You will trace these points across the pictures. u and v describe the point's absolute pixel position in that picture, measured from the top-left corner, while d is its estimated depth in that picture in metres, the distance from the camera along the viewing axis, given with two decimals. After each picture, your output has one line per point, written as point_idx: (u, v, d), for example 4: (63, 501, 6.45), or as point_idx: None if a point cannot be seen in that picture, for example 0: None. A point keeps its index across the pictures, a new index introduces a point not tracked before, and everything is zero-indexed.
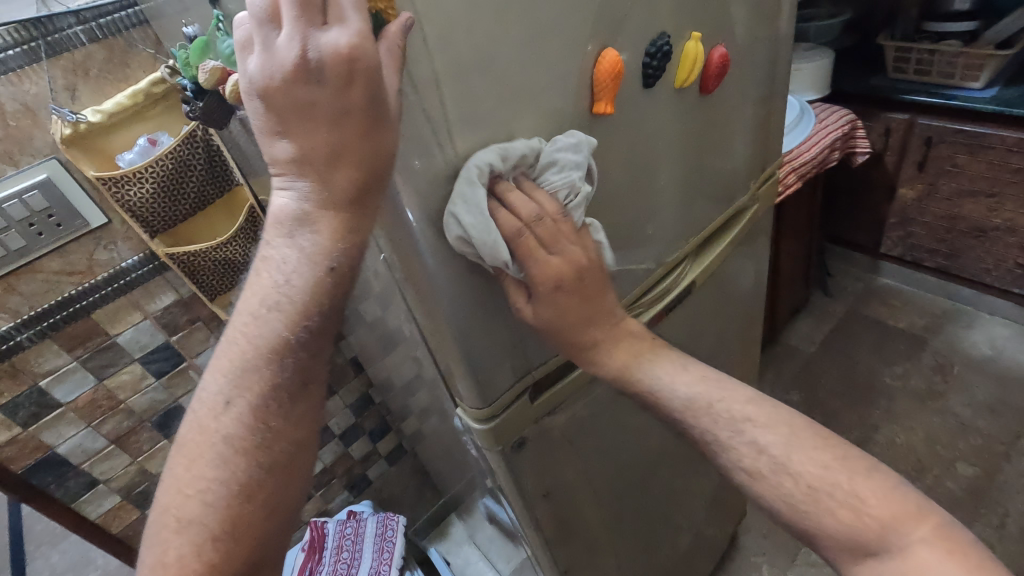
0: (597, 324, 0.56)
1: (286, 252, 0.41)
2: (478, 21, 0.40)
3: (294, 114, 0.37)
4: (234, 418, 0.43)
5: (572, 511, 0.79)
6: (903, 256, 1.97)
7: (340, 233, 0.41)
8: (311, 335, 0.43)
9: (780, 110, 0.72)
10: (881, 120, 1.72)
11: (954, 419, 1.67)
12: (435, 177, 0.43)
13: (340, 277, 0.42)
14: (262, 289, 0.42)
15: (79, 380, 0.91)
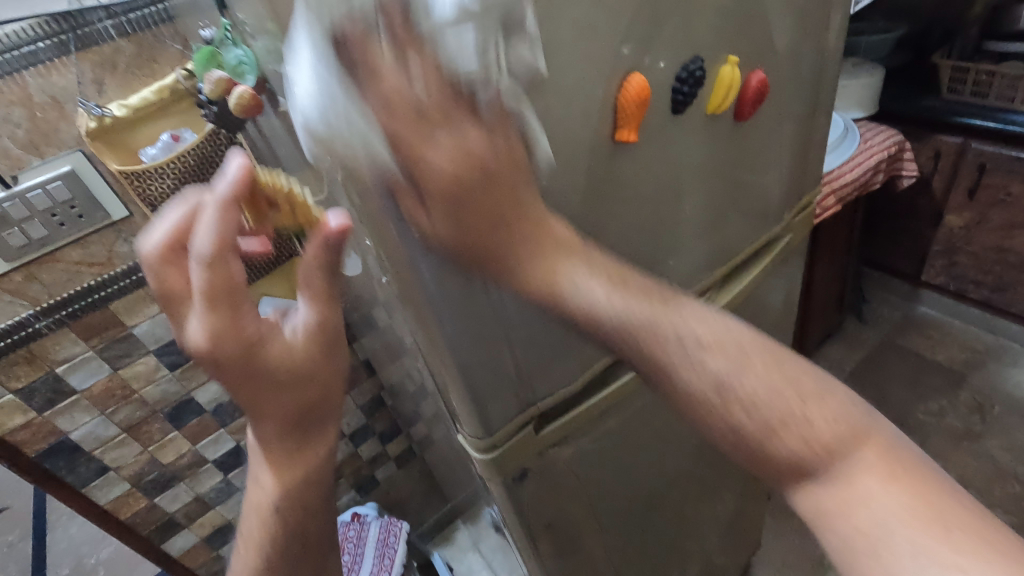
0: (522, 232, 0.42)
1: (259, 472, 0.53)
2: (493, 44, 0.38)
3: (228, 385, 0.45)
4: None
5: (574, 542, 0.76)
6: (945, 286, 1.87)
7: (288, 451, 0.52)
8: (290, 519, 0.54)
9: (820, 138, 0.67)
10: (931, 142, 1.63)
11: (991, 463, 1.58)
12: None
13: (297, 482, 0.53)
14: (252, 508, 0.54)
15: (94, 369, 0.92)
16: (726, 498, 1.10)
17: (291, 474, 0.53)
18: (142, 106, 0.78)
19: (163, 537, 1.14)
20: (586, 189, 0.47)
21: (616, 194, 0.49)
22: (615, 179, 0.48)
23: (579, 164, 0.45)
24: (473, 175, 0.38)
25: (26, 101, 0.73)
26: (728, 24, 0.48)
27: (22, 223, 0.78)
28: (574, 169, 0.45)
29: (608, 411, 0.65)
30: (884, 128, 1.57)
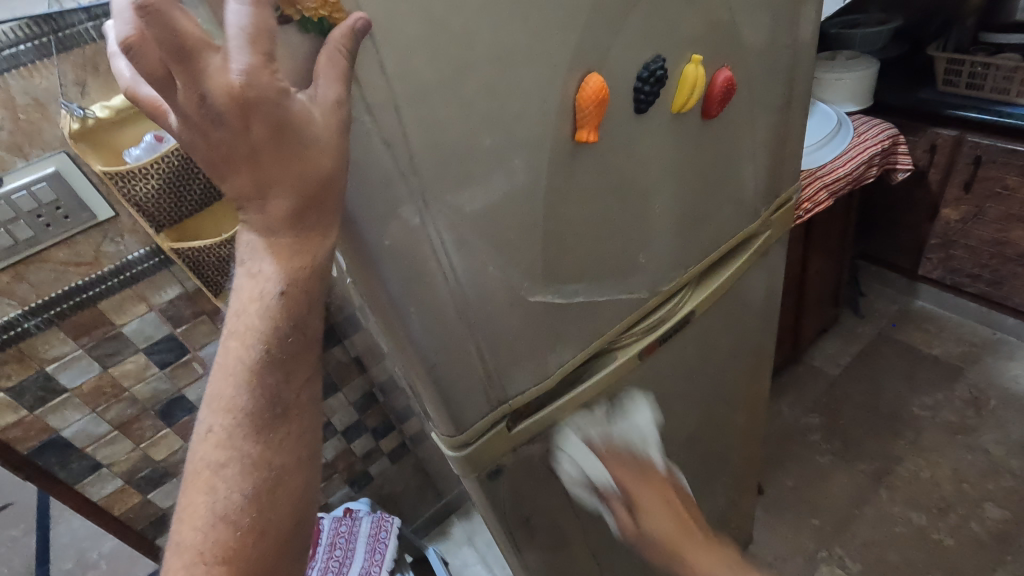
0: (684, 531, 0.66)
1: (252, 278, 0.41)
2: (443, 45, 0.37)
3: (241, 153, 0.35)
4: (221, 437, 0.43)
5: (556, 537, 0.77)
6: (942, 279, 1.86)
7: (294, 255, 0.40)
8: (284, 342, 0.42)
9: (797, 133, 0.67)
10: (926, 136, 1.61)
11: (986, 457, 1.57)
12: (397, 207, 0.41)
13: (298, 290, 0.41)
14: (237, 320, 0.42)
15: (84, 367, 0.93)
16: (716, 491, 1.10)
17: (293, 277, 0.40)
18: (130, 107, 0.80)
19: (158, 533, 1.15)
20: (551, 192, 0.47)
21: (580, 194, 0.49)
22: (579, 180, 0.48)
23: (541, 168, 0.45)
24: (652, 497, 0.66)
25: (8, 104, 0.74)
26: (691, 22, 0.48)
27: (8, 224, 0.79)
28: (535, 171, 0.45)
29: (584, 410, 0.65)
30: (878, 121, 1.56)
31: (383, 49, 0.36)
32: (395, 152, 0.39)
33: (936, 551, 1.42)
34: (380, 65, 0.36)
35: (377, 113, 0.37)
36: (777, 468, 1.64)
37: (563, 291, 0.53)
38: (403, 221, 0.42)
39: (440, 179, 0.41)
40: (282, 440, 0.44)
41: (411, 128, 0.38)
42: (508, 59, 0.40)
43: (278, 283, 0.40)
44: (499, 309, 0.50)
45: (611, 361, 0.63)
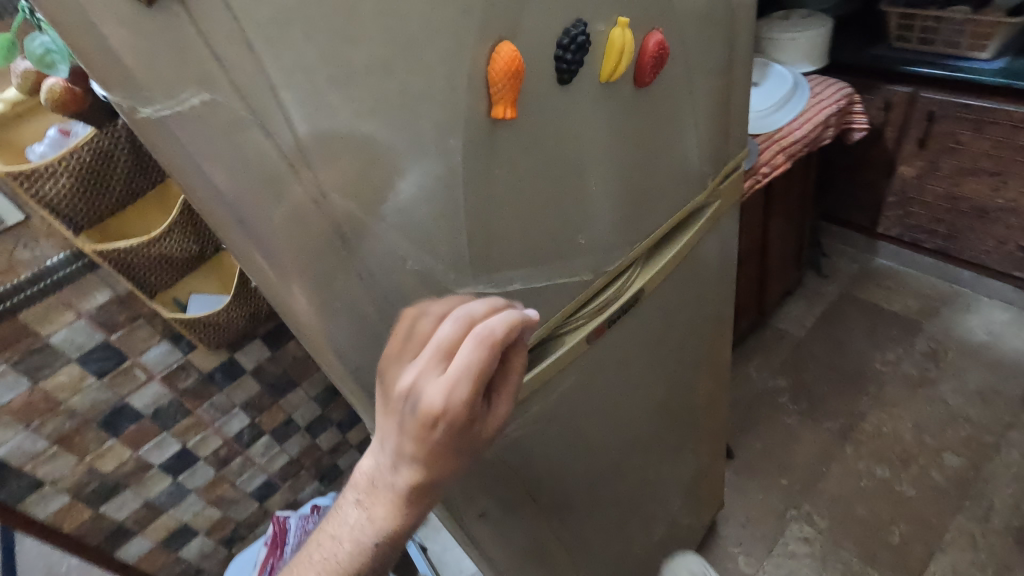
0: None
1: (364, 512, 0.43)
2: (322, 17, 0.33)
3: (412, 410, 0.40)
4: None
5: (518, 528, 0.75)
6: (900, 237, 1.89)
7: (401, 516, 0.42)
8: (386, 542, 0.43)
9: (740, 97, 0.65)
10: (881, 93, 1.61)
11: (943, 407, 1.62)
12: (293, 207, 0.37)
13: (394, 542, 0.43)
14: (343, 534, 0.44)
15: (12, 383, 0.88)
16: (687, 457, 1.10)
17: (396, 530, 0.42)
18: (9, 109, 0.72)
19: (116, 546, 1.11)
20: (470, 177, 0.43)
21: (504, 176, 0.45)
22: (501, 164, 0.44)
23: (456, 153, 0.41)
24: None
25: None
26: None
27: None
28: (451, 156, 0.41)
29: (532, 398, 0.62)
30: (834, 80, 1.55)
31: (248, 24, 0.31)
32: (285, 147, 0.34)
33: (899, 502, 1.46)
34: (247, 42, 0.31)
35: (250, 97, 0.32)
36: (747, 431, 1.66)
37: (498, 278, 0.49)
38: (295, 217, 0.37)
39: (339, 170, 0.37)
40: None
41: (296, 115, 0.34)
42: (404, 30, 0.36)
43: (387, 535, 0.42)
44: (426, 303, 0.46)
45: (558, 347, 0.61)
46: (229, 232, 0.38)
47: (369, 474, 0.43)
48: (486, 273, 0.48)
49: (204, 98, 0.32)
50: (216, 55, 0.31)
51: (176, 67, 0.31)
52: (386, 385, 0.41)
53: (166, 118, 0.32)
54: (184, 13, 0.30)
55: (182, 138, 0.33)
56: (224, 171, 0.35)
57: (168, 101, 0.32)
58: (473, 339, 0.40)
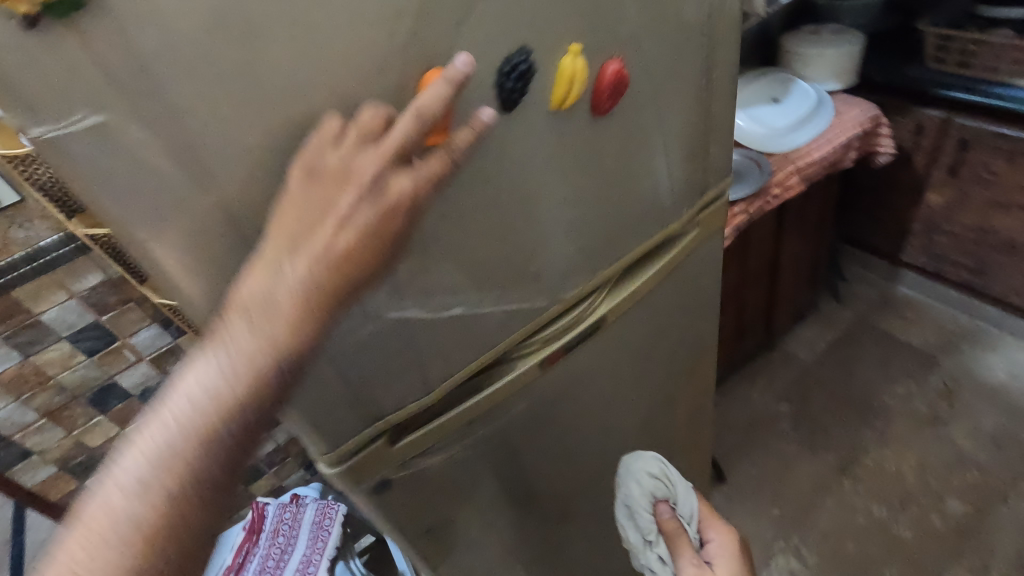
0: None
1: (245, 345, 0.36)
2: (225, 47, 0.33)
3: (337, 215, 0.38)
4: (152, 501, 0.35)
5: (469, 545, 0.74)
6: (924, 266, 1.81)
7: (304, 331, 0.38)
8: (278, 391, 0.38)
9: (721, 124, 0.62)
10: (913, 116, 1.53)
11: (952, 449, 1.55)
12: (199, 227, 0.38)
13: (294, 369, 0.38)
14: (212, 373, 0.36)
15: (4, 356, 0.91)
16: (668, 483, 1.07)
17: (301, 351, 0.38)
18: None
19: None
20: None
21: (439, 205, 0.44)
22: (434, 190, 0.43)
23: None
24: None
25: None
26: (565, 7, 0.43)
27: None
28: None
29: (479, 421, 0.62)
30: (860, 101, 1.48)
31: (147, 50, 0.32)
32: (189, 167, 0.35)
33: (894, 544, 1.41)
34: (144, 66, 0.32)
35: (149, 119, 0.33)
36: (743, 455, 1.61)
37: (434, 303, 0.49)
38: (203, 235, 0.38)
39: (246, 189, 0.38)
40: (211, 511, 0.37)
41: (203, 137, 0.35)
42: (319, 57, 0.36)
43: (286, 362, 0.37)
44: (354, 323, 0.46)
45: (509, 370, 0.61)
46: (134, 252, 0.38)
47: (261, 287, 0.37)
48: (419, 297, 0.48)
49: (97, 119, 0.32)
50: (111, 77, 0.31)
51: (63, 88, 0.31)
52: (305, 173, 0.38)
53: (53, 138, 0.32)
54: (75, 37, 0.30)
55: (73, 155, 0.33)
56: (123, 192, 0.35)
57: (56, 120, 0.31)
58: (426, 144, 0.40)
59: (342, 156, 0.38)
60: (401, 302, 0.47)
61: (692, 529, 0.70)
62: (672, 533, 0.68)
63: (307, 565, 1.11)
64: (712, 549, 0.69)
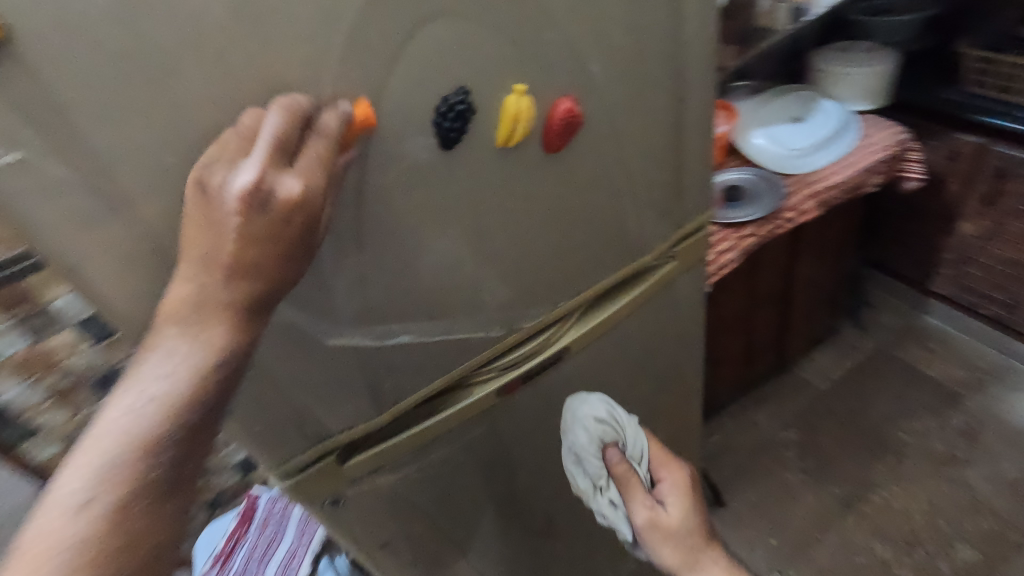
0: None
1: (177, 350, 0.36)
2: (150, 92, 0.34)
3: (224, 220, 0.35)
4: (96, 518, 0.34)
5: (426, 562, 0.74)
6: (953, 297, 1.72)
7: (238, 335, 0.38)
8: (216, 391, 0.38)
9: (686, 155, 0.64)
10: (947, 141, 1.46)
11: (967, 492, 1.48)
12: (131, 261, 0.39)
13: (230, 373, 0.38)
14: (145, 385, 0.36)
15: (15, 339, 0.84)
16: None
17: (233, 354, 0.38)
18: None
19: None
20: (338, 237, 0.44)
21: (376, 237, 0.46)
22: (374, 222, 0.45)
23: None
24: None
25: None
26: (511, 50, 0.46)
27: None
28: None
29: (434, 443, 0.62)
30: (889, 123, 1.40)
31: (63, 91, 0.32)
32: (118, 204, 0.36)
33: None
34: (61, 106, 0.32)
35: (69, 158, 0.34)
36: (745, 481, 1.57)
37: (380, 331, 0.50)
38: (134, 266, 0.39)
39: (176, 223, 0.39)
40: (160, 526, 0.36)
41: (128, 176, 0.36)
42: (242, 95, 0.37)
43: (223, 364, 0.37)
44: (296, 348, 0.47)
45: (465, 397, 0.61)
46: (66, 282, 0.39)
47: (182, 293, 0.37)
48: (363, 326, 0.49)
49: (16, 157, 0.33)
50: (28, 118, 0.32)
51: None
52: (207, 194, 0.36)
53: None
54: None
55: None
56: (45, 228, 0.35)
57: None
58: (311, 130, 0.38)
59: (231, 172, 0.36)
60: (344, 328, 0.48)
61: (642, 469, 0.65)
62: (624, 477, 0.62)
63: (292, 559, 1.06)
64: (663, 489, 0.64)
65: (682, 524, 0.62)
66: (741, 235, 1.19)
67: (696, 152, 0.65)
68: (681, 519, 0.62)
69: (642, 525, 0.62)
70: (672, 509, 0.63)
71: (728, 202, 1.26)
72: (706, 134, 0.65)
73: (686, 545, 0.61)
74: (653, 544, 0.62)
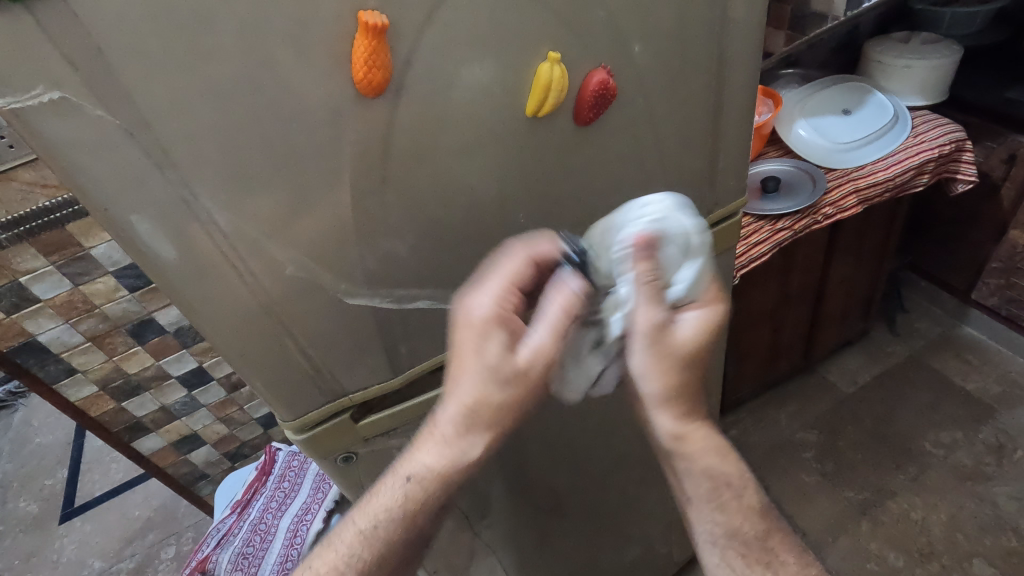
0: None
1: (439, 423, 0.49)
2: (180, 37, 0.34)
3: (474, 327, 0.48)
4: (386, 506, 0.50)
5: (433, 527, 0.75)
6: (996, 308, 1.64)
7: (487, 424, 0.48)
8: (455, 467, 0.49)
9: (724, 139, 0.62)
10: (1007, 143, 1.36)
11: (991, 509, 1.43)
12: (158, 205, 0.39)
13: (470, 456, 0.48)
14: (423, 442, 0.50)
15: (56, 282, 0.80)
16: (671, 493, 1.02)
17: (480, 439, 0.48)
18: None
19: None
20: (362, 194, 0.45)
21: (396, 197, 0.46)
22: (396, 185, 0.45)
23: (340, 158, 0.42)
24: None
25: None
26: (549, 16, 0.45)
27: None
28: (328, 175, 0.43)
29: None
30: (945, 119, 1.31)
31: (99, 34, 0.33)
32: (148, 148, 0.37)
33: None
34: (99, 49, 0.33)
35: (105, 99, 0.35)
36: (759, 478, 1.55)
37: (397, 295, 0.52)
38: (160, 212, 0.39)
39: (206, 172, 0.39)
40: (417, 527, 0.51)
41: (161, 120, 0.36)
42: (270, 45, 0.37)
43: (466, 450, 0.48)
44: (312, 304, 0.48)
45: None
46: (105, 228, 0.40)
47: (452, 383, 0.48)
48: (379, 289, 0.50)
49: (55, 96, 0.34)
50: (67, 58, 0.33)
51: (26, 64, 0.32)
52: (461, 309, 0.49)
53: (15, 112, 0.33)
54: (29, 18, 0.31)
55: (40, 131, 0.34)
56: (82, 169, 0.36)
57: (19, 95, 0.33)
58: (529, 256, 0.51)
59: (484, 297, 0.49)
60: (362, 289, 0.49)
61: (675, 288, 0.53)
62: (642, 259, 0.50)
63: (318, 489, 1.02)
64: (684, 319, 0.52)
65: (684, 357, 0.51)
66: (775, 228, 1.16)
67: (733, 137, 0.63)
68: (692, 346, 0.51)
69: (638, 332, 0.50)
70: (685, 333, 0.52)
71: (765, 193, 1.21)
72: (746, 119, 0.63)
73: (677, 387, 0.51)
74: (636, 362, 0.50)
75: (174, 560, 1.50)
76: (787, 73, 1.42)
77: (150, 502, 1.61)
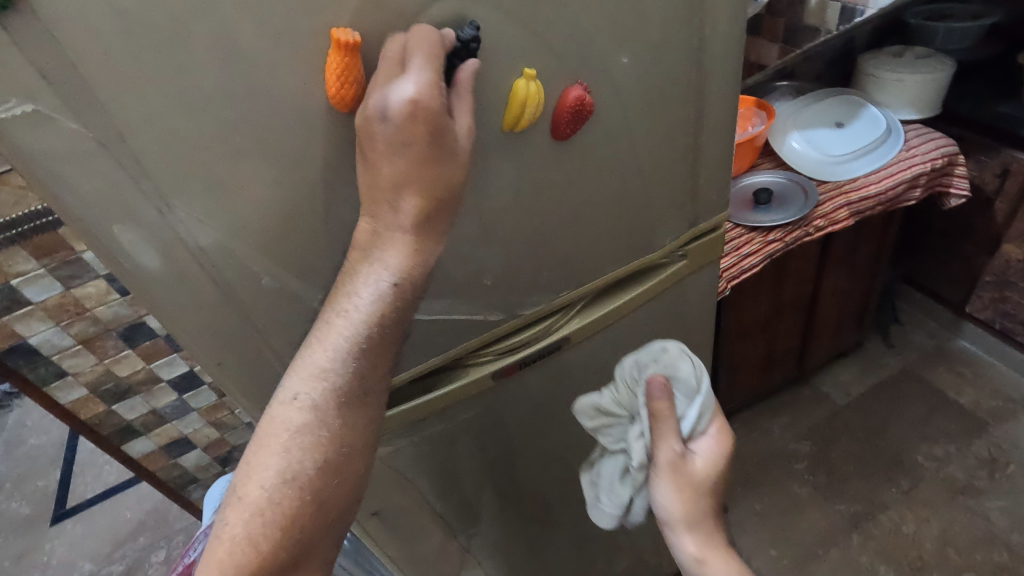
0: None
1: (363, 276, 0.42)
2: (152, 51, 0.35)
3: (385, 142, 0.40)
4: (306, 409, 0.42)
5: (417, 536, 0.74)
6: (990, 322, 1.64)
7: (422, 249, 0.43)
8: (390, 314, 0.43)
9: (705, 153, 0.63)
10: (1000, 157, 1.36)
11: (984, 525, 1.42)
12: (133, 216, 0.40)
13: (412, 287, 0.43)
14: (347, 296, 0.43)
15: (48, 285, 0.81)
16: None
17: (413, 265, 0.43)
18: None
19: None
20: (338, 206, 0.45)
21: None
22: None
23: (316, 170, 0.43)
24: None
25: None
26: (526, 32, 0.45)
27: None
28: (303, 187, 0.43)
29: (427, 421, 0.63)
30: (937, 133, 1.32)
31: (72, 49, 0.33)
32: (121, 159, 0.37)
33: None
34: (71, 63, 0.34)
35: (79, 111, 0.35)
36: (751, 489, 1.55)
37: None
38: (135, 222, 0.40)
39: (180, 183, 0.39)
40: (356, 419, 0.43)
41: (134, 132, 0.37)
42: (244, 60, 0.37)
43: (402, 281, 0.42)
44: (288, 314, 0.49)
45: (461, 376, 0.62)
46: (81, 239, 0.41)
47: (379, 212, 0.42)
48: None
49: (28, 109, 0.34)
50: (41, 72, 0.33)
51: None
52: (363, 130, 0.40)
53: None
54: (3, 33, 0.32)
55: (14, 142, 0.35)
56: (56, 179, 0.37)
57: None
58: (422, 53, 0.40)
59: (392, 108, 0.39)
60: None
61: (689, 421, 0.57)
62: (658, 402, 0.56)
63: None
64: (700, 447, 0.57)
65: (707, 487, 0.55)
66: (766, 240, 1.16)
67: (715, 150, 0.63)
68: (710, 475, 0.55)
69: (660, 466, 0.56)
70: (703, 464, 0.56)
71: (757, 205, 1.21)
72: (728, 134, 0.63)
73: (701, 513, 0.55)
74: (661, 495, 0.55)
75: (164, 564, 1.49)
76: (781, 85, 1.43)
77: (142, 505, 1.60)
